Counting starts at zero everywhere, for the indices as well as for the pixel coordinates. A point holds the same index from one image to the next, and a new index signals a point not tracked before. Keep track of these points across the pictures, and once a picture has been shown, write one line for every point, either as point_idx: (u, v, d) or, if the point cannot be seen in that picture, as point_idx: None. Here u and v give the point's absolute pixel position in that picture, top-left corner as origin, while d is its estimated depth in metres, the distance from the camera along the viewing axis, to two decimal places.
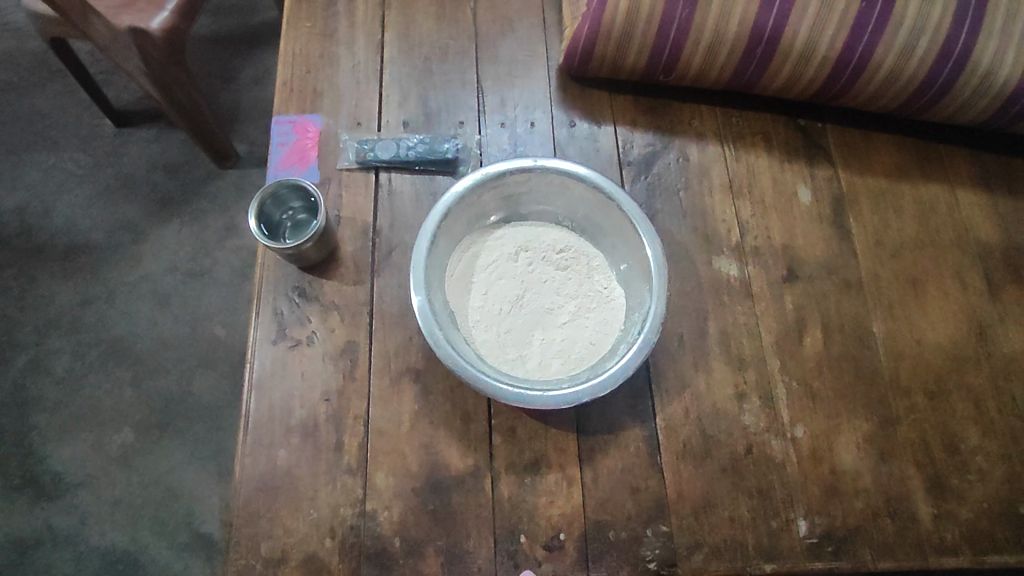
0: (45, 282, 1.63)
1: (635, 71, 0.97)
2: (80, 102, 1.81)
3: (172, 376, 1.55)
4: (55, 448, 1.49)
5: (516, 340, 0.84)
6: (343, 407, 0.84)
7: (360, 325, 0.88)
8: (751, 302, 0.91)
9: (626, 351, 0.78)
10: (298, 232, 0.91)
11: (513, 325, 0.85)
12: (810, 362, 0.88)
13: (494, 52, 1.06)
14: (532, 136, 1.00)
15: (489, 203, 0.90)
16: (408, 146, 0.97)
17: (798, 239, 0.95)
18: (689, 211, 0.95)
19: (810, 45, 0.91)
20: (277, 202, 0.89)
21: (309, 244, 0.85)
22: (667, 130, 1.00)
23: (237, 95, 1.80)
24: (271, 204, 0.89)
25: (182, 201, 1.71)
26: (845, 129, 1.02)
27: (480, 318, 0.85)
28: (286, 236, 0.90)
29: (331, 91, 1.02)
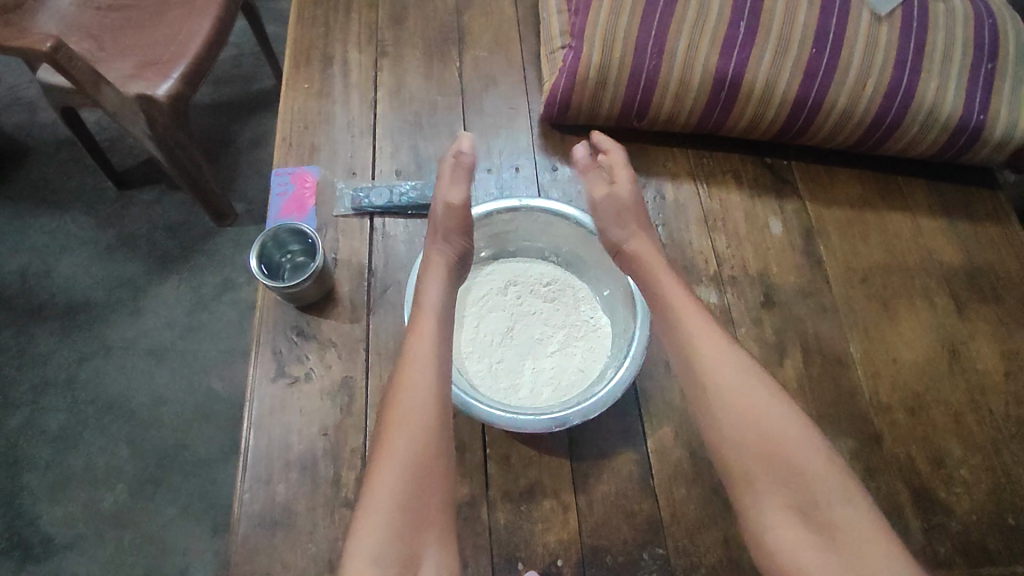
0: (43, 341, 1.65)
1: (610, 118, 1.05)
2: (85, 168, 1.88)
3: (168, 430, 1.55)
4: (46, 508, 1.47)
5: (508, 369, 0.87)
6: (341, 442, 0.86)
7: (356, 360, 0.91)
8: (731, 327, 0.95)
9: (613, 374, 0.81)
10: (297, 273, 0.95)
11: (504, 355, 0.88)
12: (793, 383, 0.91)
13: (479, 105, 1.14)
14: (517, 180, 1.07)
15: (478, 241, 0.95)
16: (400, 192, 1.03)
17: (772, 267, 1.00)
18: (668, 244, 1.01)
19: (768, 88, 0.98)
20: (276, 245, 0.94)
21: (307, 282, 0.89)
22: (644, 171, 1.07)
23: (237, 157, 1.89)
24: (271, 248, 0.93)
25: (181, 258, 1.76)
26: (809, 165, 1.10)
27: (473, 349, 0.89)
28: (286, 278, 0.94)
29: (327, 145, 1.09)
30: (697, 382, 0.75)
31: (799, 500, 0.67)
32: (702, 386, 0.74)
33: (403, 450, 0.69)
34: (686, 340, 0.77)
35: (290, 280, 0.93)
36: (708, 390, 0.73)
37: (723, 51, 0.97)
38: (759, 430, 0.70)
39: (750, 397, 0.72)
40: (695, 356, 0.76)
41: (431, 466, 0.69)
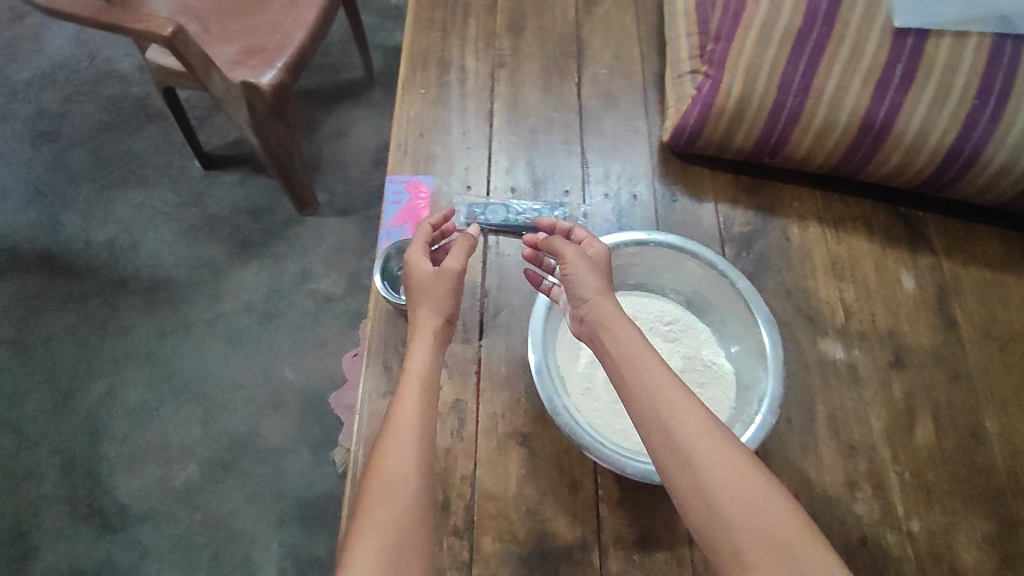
0: (127, 314, 1.69)
1: (740, 152, 1.00)
2: (173, 144, 1.91)
3: (242, 415, 1.57)
4: (122, 479, 1.50)
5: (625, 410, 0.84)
6: (451, 466, 0.85)
7: (467, 384, 0.90)
8: (857, 386, 0.91)
9: (743, 430, 0.78)
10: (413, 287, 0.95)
11: None
12: (923, 454, 0.87)
13: (598, 125, 1.10)
14: (635, 207, 1.03)
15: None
16: (517, 211, 1.00)
17: (904, 325, 0.95)
18: (792, 290, 0.97)
19: (919, 138, 0.91)
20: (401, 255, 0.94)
21: None
22: (768, 211, 1.03)
23: (321, 146, 1.89)
24: (394, 257, 0.94)
25: (261, 244, 1.77)
26: (945, 218, 1.03)
27: (590, 386, 0.86)
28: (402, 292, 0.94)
29: (443, 154, 1.07)
30: (659, 441, 0.66)
31: (784, 563, 0.56)
32: (665, 448, 0.66)
33: (385, 512, 0.63)
34: (650, 399, 0.69)
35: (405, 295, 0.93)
36: (671, 451, 0.65)
37: (876, 94, 0.90)
38: (732, 485, 0.61)
39: (721, 452, 0.63)
40: (659, 415, 0.68)
41: (406, 524, 0.63)
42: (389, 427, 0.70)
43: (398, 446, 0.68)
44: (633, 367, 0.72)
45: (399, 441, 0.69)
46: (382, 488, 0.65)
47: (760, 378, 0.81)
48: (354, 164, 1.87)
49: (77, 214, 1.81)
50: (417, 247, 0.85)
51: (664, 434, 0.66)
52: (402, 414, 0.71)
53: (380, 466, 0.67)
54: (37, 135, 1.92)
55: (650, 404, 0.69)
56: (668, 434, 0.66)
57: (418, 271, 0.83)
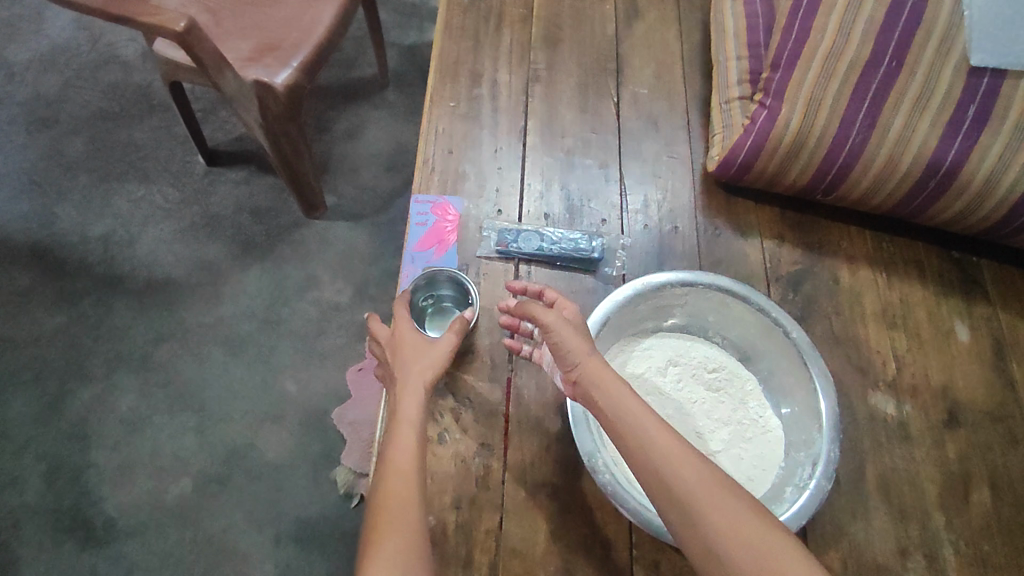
0: (121, 314, 1.61)
1: (791, 188, 0.95)
2: (177, 138, 1.83)
3: (239, 427, 1.50)
4: (109, 491, 1.42)
5: None
6: (474, 519, 0.78)
7: (495, 428, 0.83)
8: (910, 445, 0.85)
9: (794, 496, 0.72)
10: (439, 317, 0.92)
11: None
12: (979, 523, 0.81)
13: (638, 149, 1.04)
14: (676, 239, 0.97)
15: (641, 312, 0.86)
16: (552, 240, 0.94)
17: (958, 380, 0.90)
18: (841, 337, 0.91)
19: (988, 183, 0.85)
20: (428, 285, 0.90)
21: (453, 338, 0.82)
22: (816, 250, 0.97)
23: (332, 147, 1.81)
24: (422, 288, 0.90)
25: (265, 246, 1.69)
26: (1002, 266, 0.98)
27: None
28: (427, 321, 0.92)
29: (473, 174, 1.00)
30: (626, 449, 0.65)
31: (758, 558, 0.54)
32: (685, 528, 0.59)
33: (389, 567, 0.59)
34: (658, 472, 0.61)
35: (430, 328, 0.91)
36: (642, 460, 0.63)
37: (944, 135, 0.85)
38: (757, 556, 0.54)
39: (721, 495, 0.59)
40: (641, 447, 0.63)
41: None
42: (387, 463, 0.67)
43: (398, 496, 0.64)
44: (641, 437, 0.64)
45: (398, 479, 0.66)
46: (387, 526, 0.62)
47: (813, 438, 0.75)
48: (365, 167, 1.80)
49: (72, 206, 1.73)
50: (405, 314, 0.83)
51: (679, 510, 0.59)
52: (397, 462, 0.67)
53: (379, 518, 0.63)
54: (34, 121, 1.83)
55: (659, 479, 0.61)
56: (685, 511, 0.59)
57: (408, 336, 0.80)
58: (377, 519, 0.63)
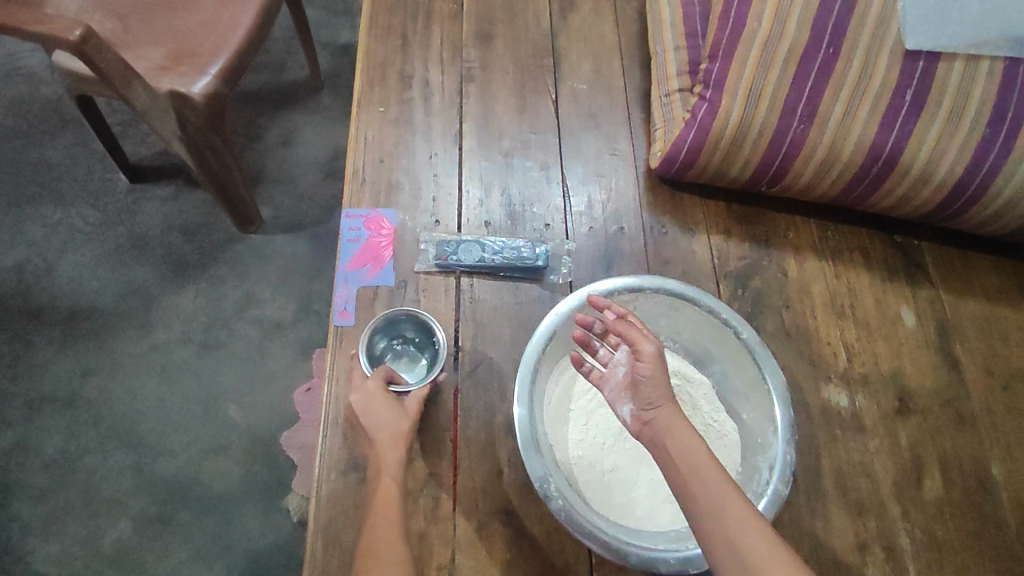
0: (42, 350, 1.49)
1: (735, 181, 0.93)
2: (93, 154, 1.70)
3: (180, 461, 1.40)
4: (40, 542, 1.32)
5: (621, 480, 0.75)
6: (426, 554, 0.74)
7: (443, 455, 0.78)
8: (864, 436, 0.85)
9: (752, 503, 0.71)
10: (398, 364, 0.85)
11: (617, 463, 0.76)
12: (932, 508, 0.82)
13: (579, 148, 1.00)
14: (622, 241, 0.94)
15: None
16: (493, 250, 0.89)
17: (907, 367, 0.90)
18: (792, 331, 0.90)
19: (926, 169, 0.85)
20: (384, 328, 0.84)
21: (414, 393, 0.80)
22: (762, 242, 0.96)
23: (264, 155, 1.72)
24: (379, 332, 0.84)
25: (198, 266, 1.59)
26: (942, 248, 0.98)
27: (582, 454, 0.76)
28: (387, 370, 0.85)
29: (407, 183, 0.95)
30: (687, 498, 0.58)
31: None
32: None
33: None
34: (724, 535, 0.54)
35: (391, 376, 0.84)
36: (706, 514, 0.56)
37: (883, 123, 0.84)
38: None
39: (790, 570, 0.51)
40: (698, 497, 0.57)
41: None
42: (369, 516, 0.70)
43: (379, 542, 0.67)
44: (707, 495, 0.57)
45: (382, 538, 0.68)
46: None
47: (768, 441, 0.75)
48: (302, 175, 1.71)
49: None
50: (378, 376, 0.78)
51: None
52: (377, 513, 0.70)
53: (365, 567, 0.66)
54: None
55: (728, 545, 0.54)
56: None
57: (380, 399, 0.77)
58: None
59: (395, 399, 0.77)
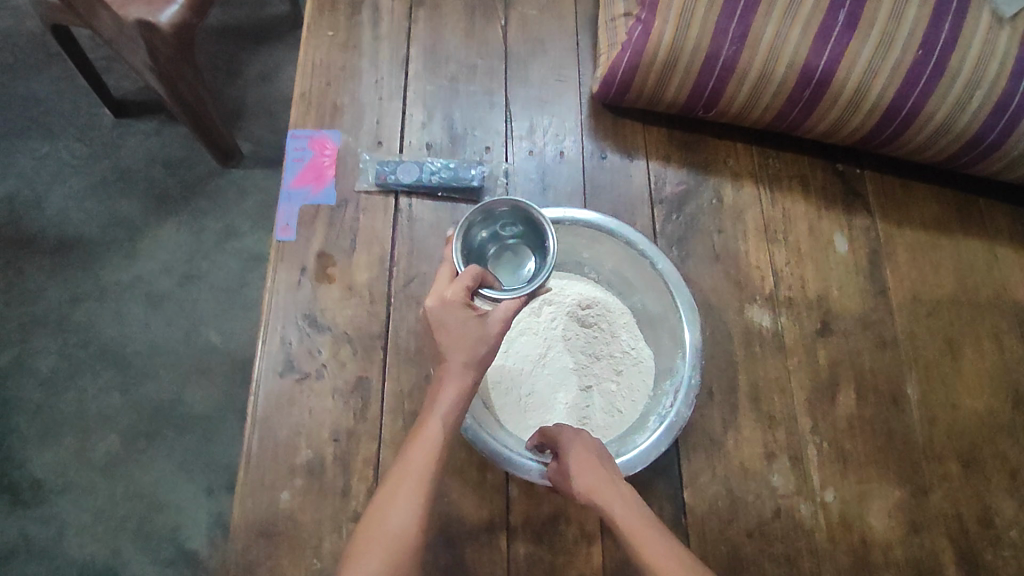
0: (35, 274, 1.40)
1: (672, 106, 0.94)
2: (77, 87, 1.55)
3: (168, 384, 1.33)
4: (37, 455, 1.26)
5: (537, 403, 0.80)
6: (352, 449, 0.79)
7: (372, 360, 0.83)
8: (783, 354, 0.88)
9: (656, 425, 0.76)
10: (505, 258, 0.78)
11: (534, 388, 0.81)
12: (842, 422, 0.85)
13: (525, 74, 1.01)
14: (561, 166, 0.96)
15: None
16: (431, 170, 0.92)
17: (833, 290, 0.92)
18: (722, 255, 0.92)
19: (859, 91, 0.86)
20: (487, 221, 0.76)
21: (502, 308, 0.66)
22: (701, 169, 0.97)
23: (244, 92, 1.58)
24: (480, 225, 0.76)
25: (184, 200, 1.48)
26: (882, 176, 1.00)
27: (500, 379, 0.81)
28: (491, 267, 0.78)
29: (352, 106, 0.97)
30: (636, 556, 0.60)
31: None
32: None
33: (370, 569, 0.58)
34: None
35: (496, 274, 0.78)
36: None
37: (815, 45, 0.84)
38: None
39: None
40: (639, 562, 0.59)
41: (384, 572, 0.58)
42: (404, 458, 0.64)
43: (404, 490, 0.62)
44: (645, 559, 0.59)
45: (402, 489, 0.62)
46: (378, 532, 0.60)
47: (677, 366, 0.79)
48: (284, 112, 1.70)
49: None
50: (460, 285, 0.65)
51: None
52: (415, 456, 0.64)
53: (382, 512, 0.61)
54: None
55: None
56: None
57: (456, 315, 0.65)
58: (376, 524, 0.61)
59: (475, 316, 0.66)
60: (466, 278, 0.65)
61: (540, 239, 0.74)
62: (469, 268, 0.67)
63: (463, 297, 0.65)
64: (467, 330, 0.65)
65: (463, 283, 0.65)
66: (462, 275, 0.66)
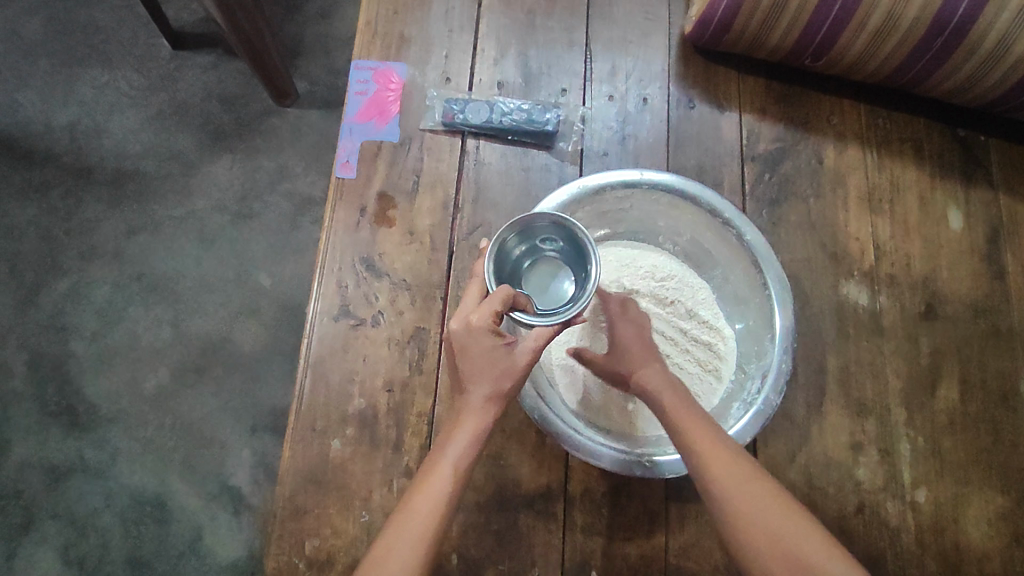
0: (91, 204, 1.39)
1: (776, 52, 0.84)
2: (139, 18, 1.50)
3: (216, 321, 1.32)
4: (92, 379, 1.28)
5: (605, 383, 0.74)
6: (407, 402, 0.75)
7: (431, 311, 0.79)
8: (879, 337, 0.79)
9: (739, 414, 0.70)
10: (539, 274, 0.71)
11: None
12: (942, 417, 0.77)
13: (609, 11, 0.92)
14: (644, 114, 0.87)
15: (582, 218, 0.77)
16: (503, 111, 0.85)
17: (943, 271, 0.82)
18: (818, 223, 0.83)
19: (1002, 42, 0.76)
20: (524, 236, 0.67)
21: (530, 341, 0.60)
22: (801, 125, 0.87)
23: (302, 29, 1.50)
24: (517, 240, 0.67)
25: (238, 137, 1.43)
26: (1010, 146, 0.88)
27: (564, 357, 0.75)
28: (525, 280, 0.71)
29: (419, 37, 0.90)
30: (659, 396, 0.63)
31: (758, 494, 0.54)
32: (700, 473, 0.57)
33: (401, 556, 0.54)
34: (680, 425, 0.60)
35: (530, 289, 0.70)
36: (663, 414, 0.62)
37: None
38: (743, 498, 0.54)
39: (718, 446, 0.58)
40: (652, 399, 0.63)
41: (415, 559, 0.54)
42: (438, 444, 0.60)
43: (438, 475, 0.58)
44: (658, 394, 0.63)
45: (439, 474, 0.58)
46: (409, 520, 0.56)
47: (765, 349, 0.72)
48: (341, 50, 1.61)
49: None
50: (488, 309, 0.58)
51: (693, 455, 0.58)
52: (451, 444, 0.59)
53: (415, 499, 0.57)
54: None
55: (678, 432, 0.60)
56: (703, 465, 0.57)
57: (482, 343, 0.59)
58: (409, 509, 0.57)
59: (501, 344, 0.59)
60: (495, 301, 0.58)
61: (581, 261, 0.66)
62: (500, 288, 0.59)
63: (490, 322, 0.59)
64: (494, 358, 0.60)
65: (492, 310, 0.58)
66: (491, 298, 0.58)
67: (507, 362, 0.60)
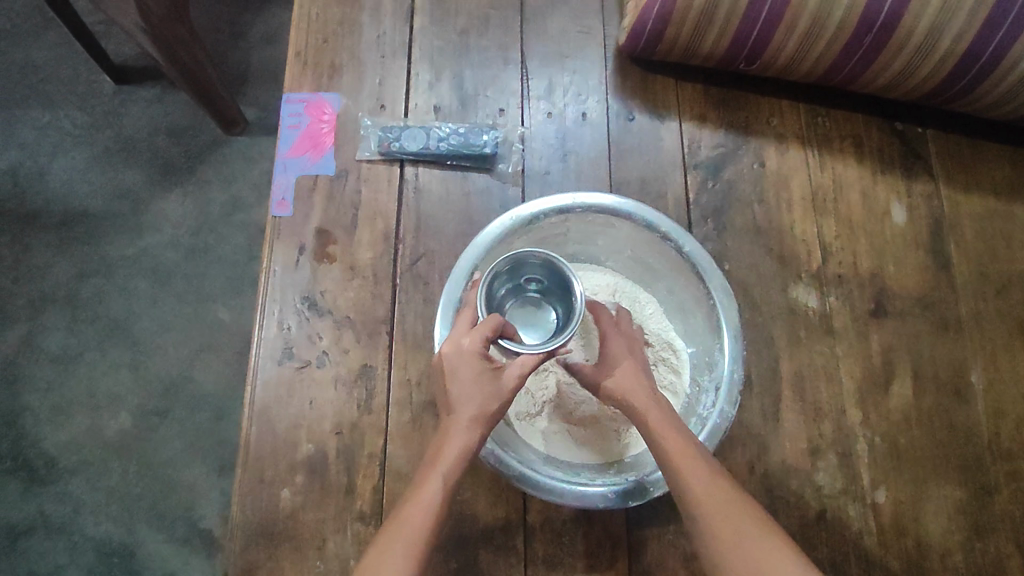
0: (38, 249, 1.33)
1: (709, 59, 0.84)
2: (76, 55, 1.43)
3: (174, 362, 1.26)
4: (49, 431, 1.22)
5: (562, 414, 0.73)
6: (357, 443, 0.73)
7: (377, 347, 0.77)
8: (832, 339, 0.79)
9: (696, 430, 0.68)
10: (523, 314, 0.73)
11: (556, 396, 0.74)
12: (897, 414, 0.77)
13: (543, 26, 0.90)
14: (583, 128, 0.86)
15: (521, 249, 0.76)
16: (438, 136, 0.83)
17: (889, 267, 0.82)
18: (764, 228, 0.83)
19: (928, 38, 0.76)
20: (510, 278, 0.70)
21: (516, 367, 0.61)
22: (741, 130, 0.87)
23: (248, 56, 1.43)
24: (502, 281, 0.69)
25: (188, 170, 1.38)
26: (947, 136, 0.88)
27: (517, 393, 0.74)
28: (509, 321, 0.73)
29: (351, 65, 0.88)
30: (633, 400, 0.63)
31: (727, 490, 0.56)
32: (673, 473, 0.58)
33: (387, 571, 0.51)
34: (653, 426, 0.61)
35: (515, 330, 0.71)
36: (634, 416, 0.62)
37: None
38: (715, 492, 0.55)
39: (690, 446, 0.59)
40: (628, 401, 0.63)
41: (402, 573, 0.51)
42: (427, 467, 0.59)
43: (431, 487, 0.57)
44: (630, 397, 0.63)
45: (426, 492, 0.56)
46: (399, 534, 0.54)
47: (715, 360, 0.71)
48: None
49: None
50: (479, 334, 0.61)
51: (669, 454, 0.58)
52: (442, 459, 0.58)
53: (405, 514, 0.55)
54: None
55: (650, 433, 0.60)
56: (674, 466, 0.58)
57: (472, 365, 0.61)
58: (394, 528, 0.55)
59: (490, 368, 0.61)
60: (487, 326, 0.61)
61: (564, 298, 0.69)
62: (490, 315, 0.62)
63: (481, 347, 0.61)
64: (483, 383, 0.61)
65: (481, 333, 0.61)
66: (481, 324, 0.61)
67: (496, 385, 0.61)
